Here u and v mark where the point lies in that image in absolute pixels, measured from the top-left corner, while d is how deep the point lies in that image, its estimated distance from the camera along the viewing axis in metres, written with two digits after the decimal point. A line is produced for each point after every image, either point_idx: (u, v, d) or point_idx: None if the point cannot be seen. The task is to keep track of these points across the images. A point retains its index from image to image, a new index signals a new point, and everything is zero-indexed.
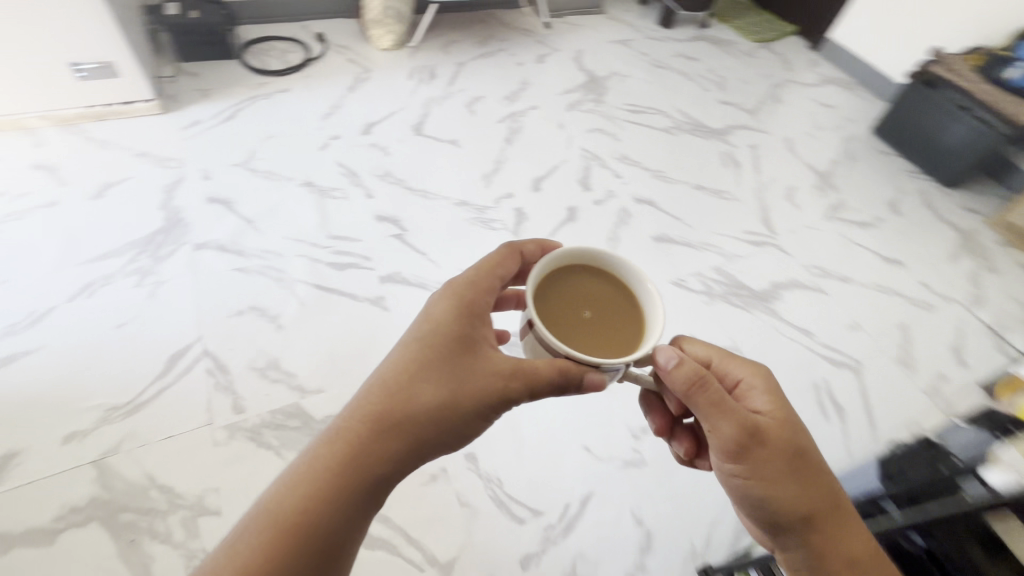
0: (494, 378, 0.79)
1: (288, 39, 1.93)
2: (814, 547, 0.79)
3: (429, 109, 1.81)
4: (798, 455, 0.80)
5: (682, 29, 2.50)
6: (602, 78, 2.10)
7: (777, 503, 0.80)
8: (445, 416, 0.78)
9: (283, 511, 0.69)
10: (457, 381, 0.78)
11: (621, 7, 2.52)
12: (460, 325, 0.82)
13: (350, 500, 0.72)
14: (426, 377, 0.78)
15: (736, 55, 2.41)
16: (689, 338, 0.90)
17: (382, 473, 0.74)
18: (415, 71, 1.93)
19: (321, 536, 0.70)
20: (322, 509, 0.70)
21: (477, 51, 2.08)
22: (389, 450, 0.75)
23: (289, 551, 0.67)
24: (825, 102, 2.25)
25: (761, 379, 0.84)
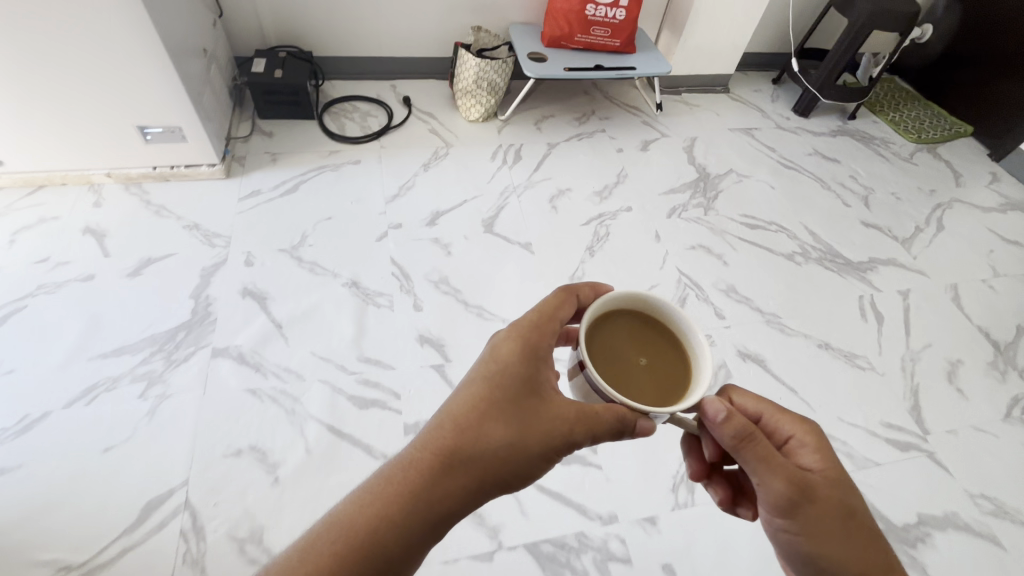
0: (563, 423, 0.65)
1: (373, 100, 1.81)
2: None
3: (507, 199, 1.59)
4: (854, 516, 0.70)
5: (820, 119, 2.13)
6: (715, 177, 1.78)
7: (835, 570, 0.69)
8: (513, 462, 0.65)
9: (331, 545, 0.58)
10: (528, 424, 0.65)
11: (749, 87, 2.19)
12: (531, 366, 0.68)
13: (403, 543, 0.60)
14: (494, 415, 0.65)
15: (888, 160, 1.99)
16: (734, 387, 0.79)
17: (440, 518, 0.62)
18: (499, 150, 1.74)
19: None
20: (375, 551, 0.58)
21: (573, 131, 1.86)
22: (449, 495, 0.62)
23: None
24: (1008, 236, 1.76)
25: (809, 433, 0.74)
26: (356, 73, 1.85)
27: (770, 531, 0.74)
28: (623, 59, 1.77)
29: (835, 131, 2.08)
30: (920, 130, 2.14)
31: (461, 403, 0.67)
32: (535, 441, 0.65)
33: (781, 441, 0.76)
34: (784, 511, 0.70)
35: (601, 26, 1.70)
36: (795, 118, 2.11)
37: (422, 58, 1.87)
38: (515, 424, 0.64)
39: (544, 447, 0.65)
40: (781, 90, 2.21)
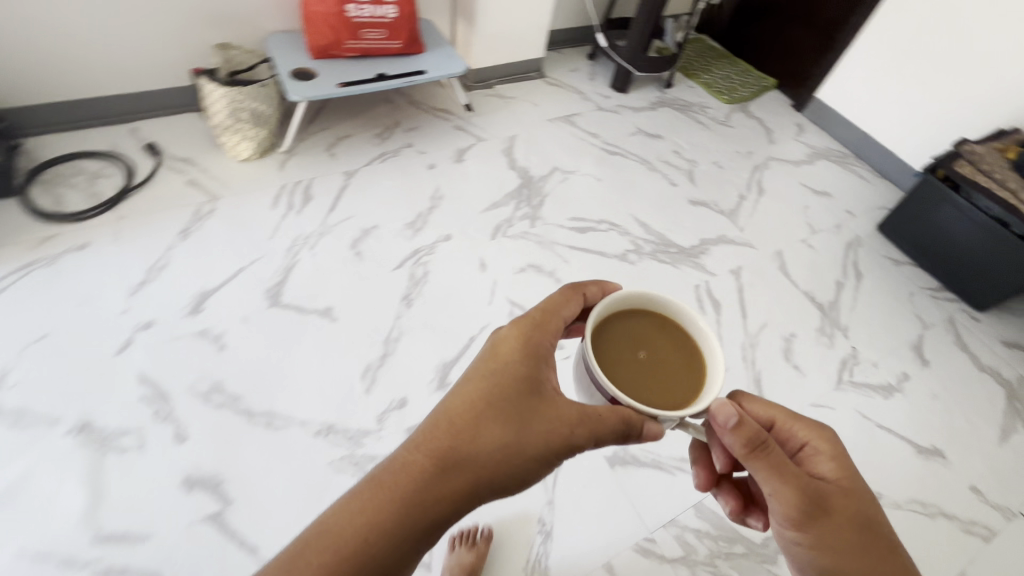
0: (562, 425, 0.65)
1: (103, 154, 1.40)
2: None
3: (297, 256, 1.31)
4: (866, 524, 0.70)
5: (639, 91, 2.06)
6: (539, 180, 1.65)
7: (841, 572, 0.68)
8: (509, 467, 0.64)
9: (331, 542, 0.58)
10: (524, 425, 0.65)
11: (564, 68, 2.06)
12: (529, 365, 0.68)
13: (398, 541, 0.60)
14: (494, 413, 0.65)
15: (707, 127, 1.97)
16: (746, 394, 0.78)
17: (434, 520, 0.61)
18: (284, 192, 1.44)
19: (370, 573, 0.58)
20: (368, 550, 0.58)
21: (374, 152, 1.61)
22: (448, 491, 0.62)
23: None
24: (819, 187, 1.83)
25: (825, 443, 0.74)
26: (71, 121, 1.42)
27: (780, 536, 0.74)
28: (409, 61, 1.53)
29: (655, 103, 2.03)
30: (732, 90, 2.15)
31: (457, 402, 0.67)
32: (531, 444, 0.64)
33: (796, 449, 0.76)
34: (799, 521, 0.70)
35: (372, 28, 1.45)
36: (615, 94, 2.02)
37: (162, 89, 1.48)
38: (513, 424, 0.65)
39: (538, 450, 0.65)
40: (597, 66, 2.10)
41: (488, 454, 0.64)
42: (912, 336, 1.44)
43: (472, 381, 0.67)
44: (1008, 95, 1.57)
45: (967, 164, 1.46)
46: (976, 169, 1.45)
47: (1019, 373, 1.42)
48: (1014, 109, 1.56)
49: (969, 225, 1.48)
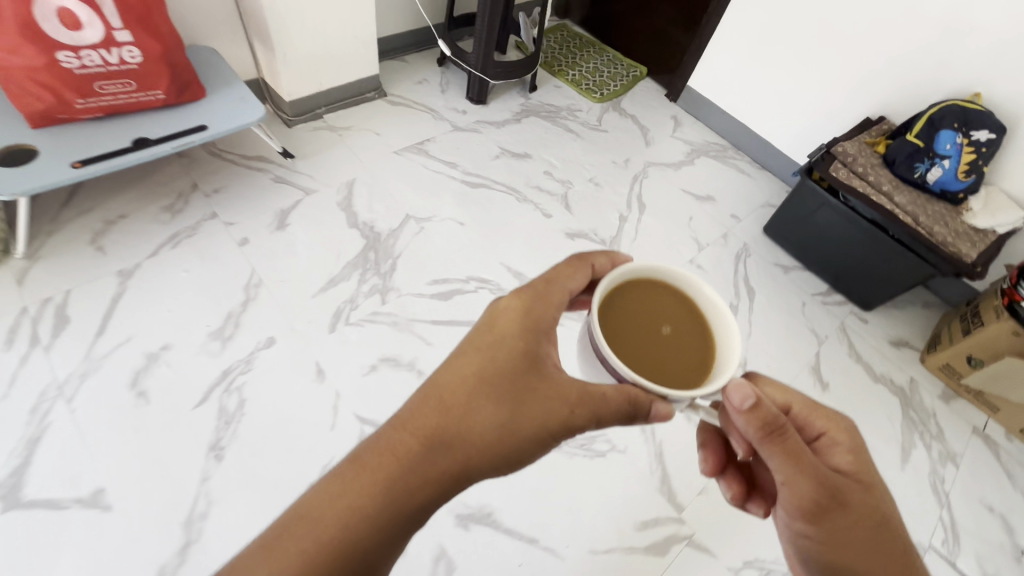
0: (563, 403, 0.61)
1: None
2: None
3: (47, 417, 0.95)
4: (881, 525, 0.61)
5: (500, 100, 1.80)
6: (388, 235, 1.36)
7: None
8: (503, 449, 0.60)
9: (315, 524, 0.53)
10: (522, 405, 0.60)
11: (409, 81, 1.75)
12: (529, 342, 0.63)
13: (385, 522, 0.55)
14: (491, 391, 0.60)
15: (579, 134, 1.76)
16: (763, 377, 0.66)
17: (422, 504, 0.57)
18: (25, 318, 1.05)
19: (353, 557, 0.53)
20: (352, 536, 0.53)
21: (163, 233, 1.23)
22: (438, 473, 0.57)
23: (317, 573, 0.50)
24: (702, 192, 1.70)
25: (841, 434, 0.64)
26: None
27: (783, 527, 0.65)
28: (182, 114, 1.16)
29: (519, 112, 1.78)
30: (602, 84, 1.95)
31: (448, 378, 0.61)
32: (528, 424, 0.60)
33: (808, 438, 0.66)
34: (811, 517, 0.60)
35: (108, 79, 1.05)
36: (472, 108, 1.74)
37: None
38: (511, 404, 0.60)
39: (532, 432, 0.61)
40: (448, 74, 1.81)
41: (480, 438, 0.59)
42: (810, 355, 1.35)
43: (469, 361, 0.62)
44: (871, 80, 1.48)
45: (841, 166, 1.35)
46: (851, 172, 1.34)
47: (910, 374, 1.38)
48: (879, 94, 1.48)
49: (849, 227, 1.40)
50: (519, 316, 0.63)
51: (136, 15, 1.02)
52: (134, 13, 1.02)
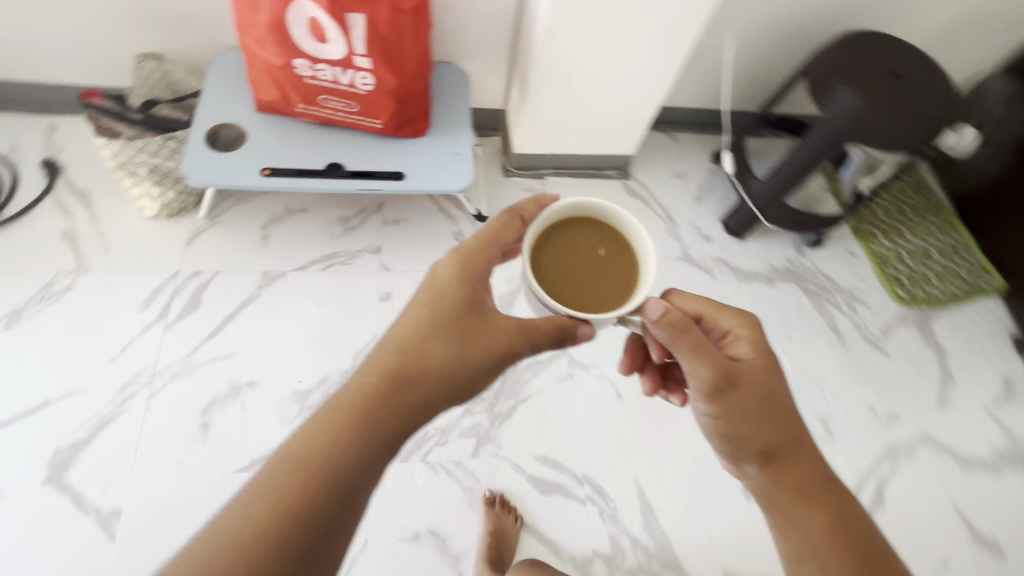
0: (510, 338, 0.59)
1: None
2: (803, 514, 0.62)
3: (126, 403, 0.94)
4: (771, 399, 0.63)
5: (762, 239, 1.35)
6: (529, 366, 1.09)
7: (745, 446, 0.63)
8: (463, 380, 0.58)
9: (295, 472, 0.51)
10: (471, 341, 0.58)
11: (664, 170, 1.40)
12: (466, 296, 0.59)
13: (361, 456, 0.53)
14: (439, 333, 0.58)
15: (842, 340, 1.25)
16: (678, 292, 0.66)
17: (395, 431, 0.55)
18: (167, 286, 1.05)
19: (329, 495, 0.51)
20: (317, 488, 0.50)
21: (323, 248, 1.14)
22: (401, 402, 0.55)
23: (305, 509, 0.50)
24: (981, 529, 1.09)
25: (746, 327, 0.63)
26: None
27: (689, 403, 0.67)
28: (389, 152, 1.01)
29: (777, 270, 1.32)
30: (920, 277, 1.33)
31: (394, 335, 0.59)
32: (481, 355, 0.58)
33: (714, 336, 0.66)
34: (717, 400, 0.61)
35: (333, 95, 0.93)
36: (720, 237, 1.34)
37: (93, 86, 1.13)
38: (461, 342, 0.58)
39: (486, 363, 0.59)
40: (718, 180, 1.41)
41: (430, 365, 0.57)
42: None
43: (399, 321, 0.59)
44: None
45: None
46: None
47: None
48: None
49: None
50: (459, 271, 0.60)
51: (385, 48, 0.85)
52: (384, 45, 0.85)
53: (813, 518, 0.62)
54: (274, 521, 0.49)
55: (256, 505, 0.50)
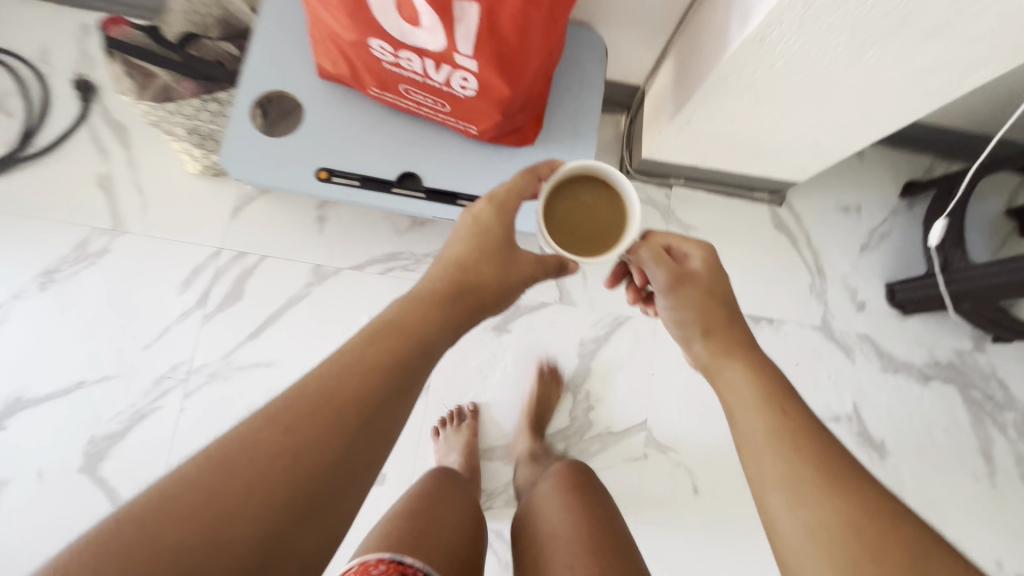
0: (541, 266, 0.64)
1: (26, 66, 0.93)
2: (733, 370, 0.56)
3: (160, 399, 0.87)
4: (713, 294, 0.61)
5: (933, 319, 1.04)
6: (598, 435, 0.94)
7: (690, 326, 0.61)
8: (503, 296, 0.61)
9: (370, 345, 0.48)
10: (512, 264, 0.61)
11: (829, 200, 1.06)
12: (511, 223, 0.62)
13: (432, 334, 0.52)
14: (489, 251, 0.60)
15: (993, 472, 0.99)
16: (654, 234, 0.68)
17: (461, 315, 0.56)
18: (210, 264, 0.92)
19: (401, 361, 0.48)
20: (398, 351, 0.48)
21: (387, 244, 0.95)
22: (460, 295, 0.56)
23: (378, 374, 0.46)
24: None
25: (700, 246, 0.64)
26: None
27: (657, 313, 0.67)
28: (481, 169, 0.76)
29: (938, 365, 1.02)
30: None
31: (452, 248, 0.61)
32: (520, 279, 0.61)
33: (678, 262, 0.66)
34: (668, 278, 0.62)
35: (418, 88, 0.66)
36: (876, 305, 1.03)
37: None
38: (505, 262, 0.61)
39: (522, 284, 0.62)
40: (899, 223, 1.06)
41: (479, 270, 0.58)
42: None
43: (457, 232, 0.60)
44: None
45: None
46: None
47: None
48: None
49: None
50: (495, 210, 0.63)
51: (502, 52, 0.57)
52: (501, 49, 0.57)
53: (741, 367, 0.56)
54: (355, 380, 0.45)
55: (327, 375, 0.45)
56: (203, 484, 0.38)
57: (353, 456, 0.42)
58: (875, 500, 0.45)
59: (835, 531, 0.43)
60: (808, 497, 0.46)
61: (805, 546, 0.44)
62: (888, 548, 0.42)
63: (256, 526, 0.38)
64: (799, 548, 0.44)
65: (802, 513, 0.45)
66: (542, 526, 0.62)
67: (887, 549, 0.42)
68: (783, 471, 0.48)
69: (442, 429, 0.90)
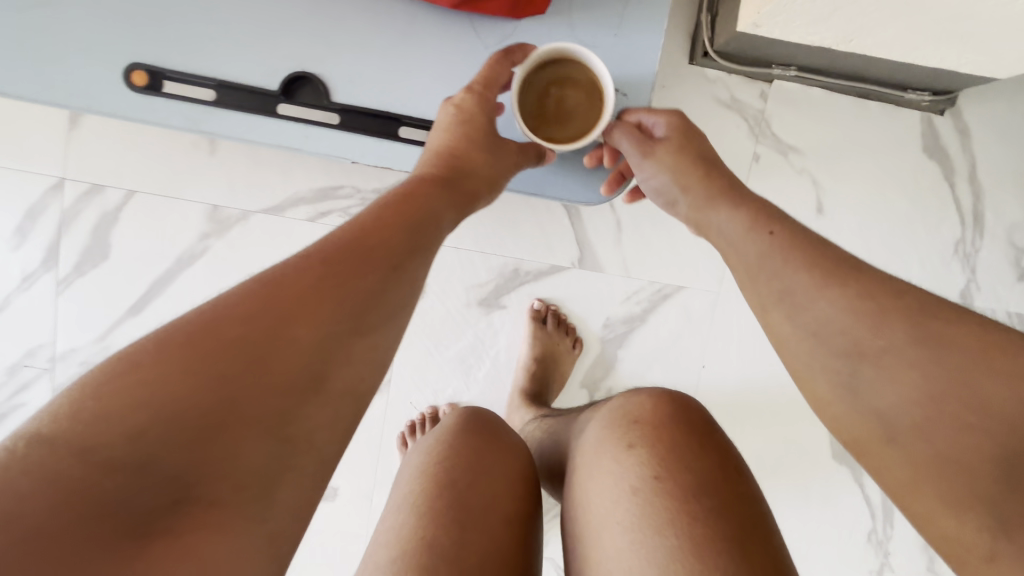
0: (541, 151, 0.44)
1: None
2: (734, 227, 0.37)
3: (22, 395, 0.63)
4: (701, 151, 0.41)
5: None
6: None
7: (702, 211, 0.39)
8: (497, 188, 0.42)
9: (311, 268, 0.31)
10: (507, 146, 0.42)
11: (1019, 104, 0.67)
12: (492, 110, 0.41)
13: (410, 236, 0.35)
14: (479, 128, 0.41)
15: None
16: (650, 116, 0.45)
17: (448, 210, 0.38)
18: (52, 203, 0.61)
19: (364, 273, 0.32)
20: (364, 262, 0.33)
21: (317, 177, 0.62)
22: (445, 187, 0.38)
23: (326, 299, 0.31)
24: None
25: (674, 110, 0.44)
26: None
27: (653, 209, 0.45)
28: (450, 71, 0.43)
29: None
30: None
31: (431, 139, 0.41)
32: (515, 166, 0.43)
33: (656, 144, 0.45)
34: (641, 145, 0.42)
35: None
36: None
37: None
38: (499, 143, 0.42)
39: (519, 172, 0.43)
40: None
41: (472, 149, 0.40)
42: None
43: (437, 118, 0.41)
44: None
45: None
46: None
47: None
48: None
49: None
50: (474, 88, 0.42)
51: None
52: None
53: (731, 206, 0.37)
54: (292, 311, 0.30)
55: (243, 315, 0.29)
56: (184, 350, 0.28)
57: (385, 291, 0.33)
58: (878, 273, 0.31)
59: (844, 325, 0.30)
60: (805, 289, 0.32)
61: (845, 387, 0.30)
62: (907, 323, 0.29)
63: (283, 382, 0.29)
64: (796, 357, 0.32)
65: (802, 317, 0.32)
66: (604, 536, 0.37)
67: (893, 321, 0.29)
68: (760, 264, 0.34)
69: (410, 438, 0.66)
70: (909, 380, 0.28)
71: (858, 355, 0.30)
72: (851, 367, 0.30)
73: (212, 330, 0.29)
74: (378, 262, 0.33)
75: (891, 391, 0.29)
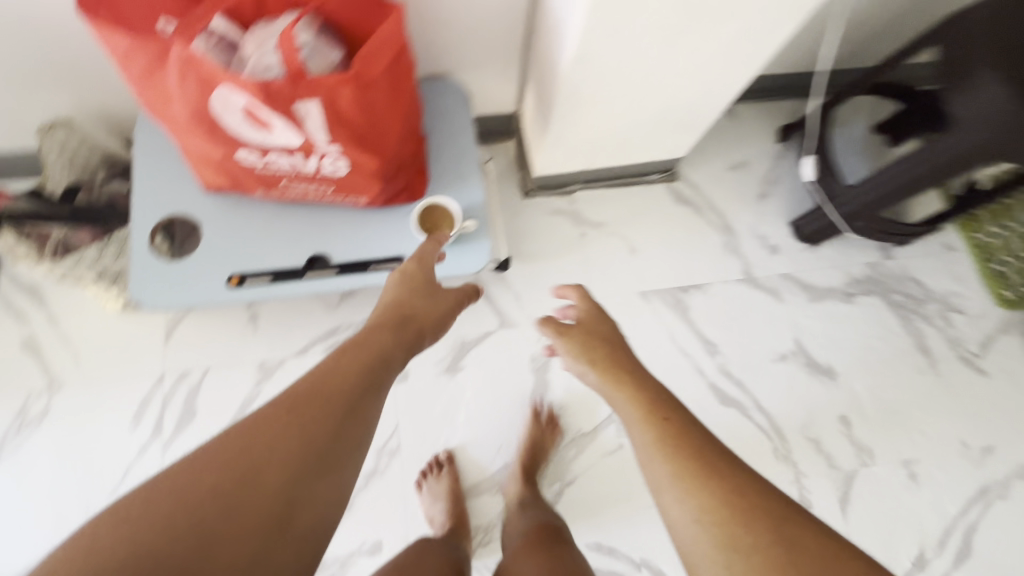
0: (461, 297, 0.71)
1: None
2: (636, 423, 0.53)
3: None
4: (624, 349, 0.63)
5: (839, 244, 1.12)
6: (572, 439, 0.97)
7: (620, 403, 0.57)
8: (430, 332, 0.66)
9: (313, 395, 0.52)
10: (432, 299, 0.67)
11: (718, 162, 1.14)
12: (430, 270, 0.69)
13: (376, 376, 0.56)
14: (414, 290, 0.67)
15: (932, 363, 1.07)
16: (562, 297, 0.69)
17: (399, 354, 0.60)
18: (157, 392, 0.92)
19: (348, 397, 0.53)
20: (345, 390, 0.53)
21: (323, 323, 0.97)
22: (399, 339, 0.61)
23: (325, 418, 0.51)
24: None
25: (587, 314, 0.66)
26: None
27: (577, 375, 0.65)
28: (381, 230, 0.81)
29: (857, 282, 1.10)
30: None
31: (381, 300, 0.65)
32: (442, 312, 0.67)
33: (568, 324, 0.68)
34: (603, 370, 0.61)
35: (298, 179, 0.73)
36: (787, 245, 1.11)
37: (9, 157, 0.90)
38: (427, 298, 0.67)
39: (445, 317, 0.68)
40: (784, 168, 1.15)
41: (414, 304, 0.65)
42: None
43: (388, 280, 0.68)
44: None
45: None
46: None
47: None
48: None
49: None
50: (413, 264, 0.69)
51: (357, 132, 0.65)
52: (355, 130, 0.65)
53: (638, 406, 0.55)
54: (303, 431, 0.49)
55: (275, 429, 0.48)
56: (235, 451, 0.46)
57: (355, 428, 0.52)
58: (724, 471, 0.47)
59: (698, 511, 0.46)
60: (675, 489, 0.47)
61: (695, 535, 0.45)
62: (726, 502, 0.45)
63: (293, 470, 0.47)
64: (681, 546, 0.46)
65: (680, 514, 0.46)
66: None
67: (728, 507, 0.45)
68: (642, 450, 0.51)
69: (424, 480, 0.92)
70: (719, 548, 0.44)
71: (725, 542, 0.44)
72: (722, 550, 0.44)
73: (256, 435, 0.47)
74: (349, 397, 0.53)
75: (710, 554, 0.44)
